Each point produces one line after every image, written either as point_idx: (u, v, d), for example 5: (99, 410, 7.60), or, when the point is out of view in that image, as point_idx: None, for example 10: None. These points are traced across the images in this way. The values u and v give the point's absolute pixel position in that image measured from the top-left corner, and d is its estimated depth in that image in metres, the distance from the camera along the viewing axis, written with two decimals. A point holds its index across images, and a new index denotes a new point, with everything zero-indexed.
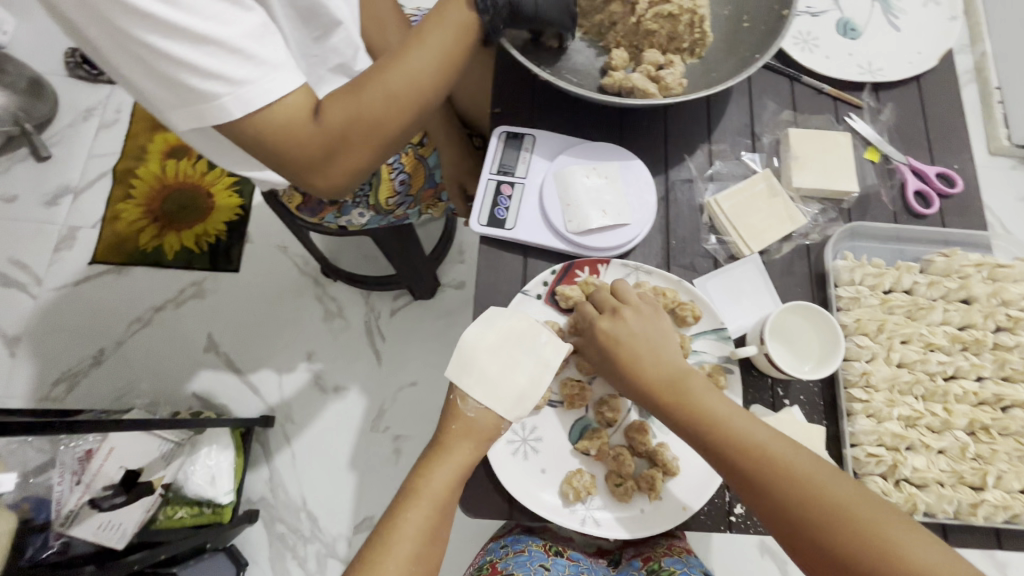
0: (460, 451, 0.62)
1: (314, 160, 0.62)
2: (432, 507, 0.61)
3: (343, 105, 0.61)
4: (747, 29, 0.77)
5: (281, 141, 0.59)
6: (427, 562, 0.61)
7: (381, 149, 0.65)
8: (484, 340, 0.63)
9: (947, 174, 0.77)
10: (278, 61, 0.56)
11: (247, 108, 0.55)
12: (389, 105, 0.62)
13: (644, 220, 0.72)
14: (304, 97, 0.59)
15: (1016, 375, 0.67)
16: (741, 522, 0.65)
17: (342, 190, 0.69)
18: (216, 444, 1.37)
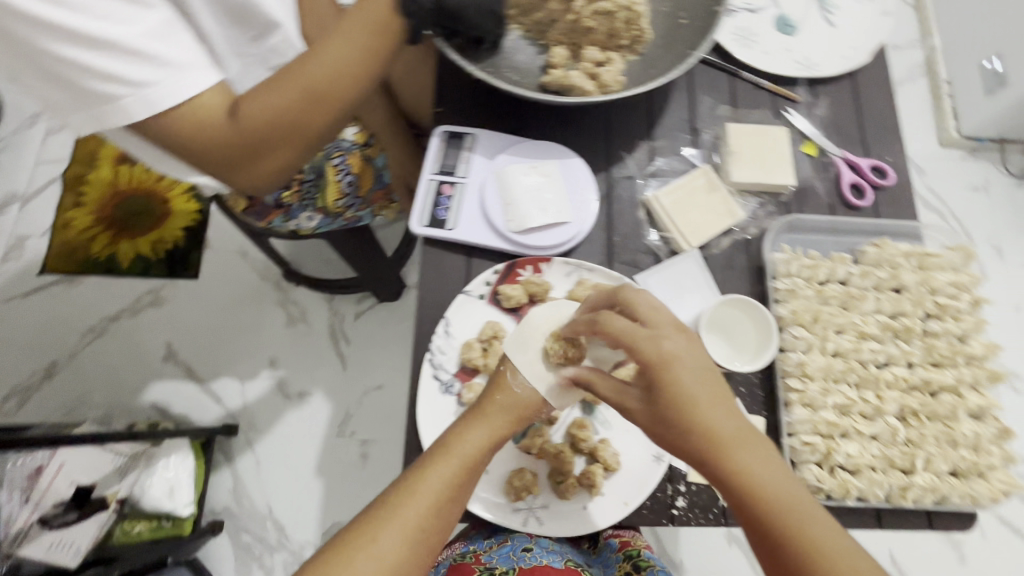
0: (497, 417, 0.59)
1: (232, 158, 0.63)
2: (459, 468, 0.57)
3: (261, 103, 0.61)
4: (684, 26, 0.78)
5: (194, 138, 0.61)
6: (439, 527, 0.56)
7: (304, 146, 0.67)
8: (552, 320, 0.63)
9: (880, 167, 0.79)
10: (184, 61, 0.58)
11: (150, 109, 0.57)
12: (309, 104, 0.63)
13: (584, 217, 0.72)
14: (217, 96, 0.61)
15: (945, 361, 0.69)
16: (683, 515, 0.65)
17: (273, 185, 0.71)
18: (175, 455, 1.32)
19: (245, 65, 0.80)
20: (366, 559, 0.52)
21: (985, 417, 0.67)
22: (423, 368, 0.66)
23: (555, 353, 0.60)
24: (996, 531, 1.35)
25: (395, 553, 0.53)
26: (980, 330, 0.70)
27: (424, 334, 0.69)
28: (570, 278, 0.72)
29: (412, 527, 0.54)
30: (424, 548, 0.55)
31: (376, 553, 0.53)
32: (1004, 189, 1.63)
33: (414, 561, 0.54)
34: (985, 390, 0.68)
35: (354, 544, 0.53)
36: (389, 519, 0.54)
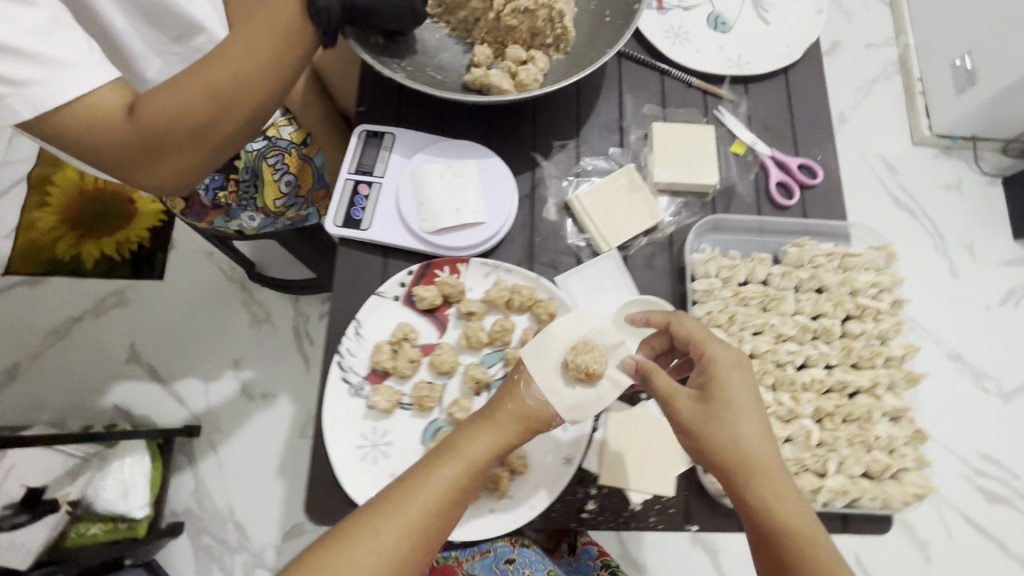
0: (505, 421, 0.57)
1: (130, 157, 0.63)
2: (464, 470, 0.55)
3: (157, 103, 0.61)
4: (609, 23, 0.77)
5: (90, 136, 0.61)
6: (439, 528, 0.54)
7: (208, 148, 0.66)
8: (573, 333, 0.59)
9: (808, 166, 0.78)
10: (71, 58, 0.58)
11: (36, 108, 0.57)
12: (208, 104, 0.63)
13: (501, 217, 0.71)
14: (112, 95, 0.61)
15: (864, 363, 0.68)
16: (592, 519, 0.65)
17: (181, 189, 0.70)
18: (131, 456, 1.25)
19: (167, 63, 0.80)
20: (365, 554, 0.51)
21: (901, 419, 0.67)
22: (332, 370, 0.66)
23: (576, 367, 0.56)
24: (960, 529, 1.34)
25: (395, 549, 0.52)
26: (899, 331, 0.70)
27: (336, 338, 0.68)
28: (488, 279, 0.71)
29: (413, 525, 0.53)
30: (424, 548, 0.53)
31: (375, 549, 0.51)
32: (975, 187, 1.56)
33: (414, 560, 0.53)
34: (902, 392, 0.68)
35: (353, 537, 0.52)
36: (389, 514, 0.53)
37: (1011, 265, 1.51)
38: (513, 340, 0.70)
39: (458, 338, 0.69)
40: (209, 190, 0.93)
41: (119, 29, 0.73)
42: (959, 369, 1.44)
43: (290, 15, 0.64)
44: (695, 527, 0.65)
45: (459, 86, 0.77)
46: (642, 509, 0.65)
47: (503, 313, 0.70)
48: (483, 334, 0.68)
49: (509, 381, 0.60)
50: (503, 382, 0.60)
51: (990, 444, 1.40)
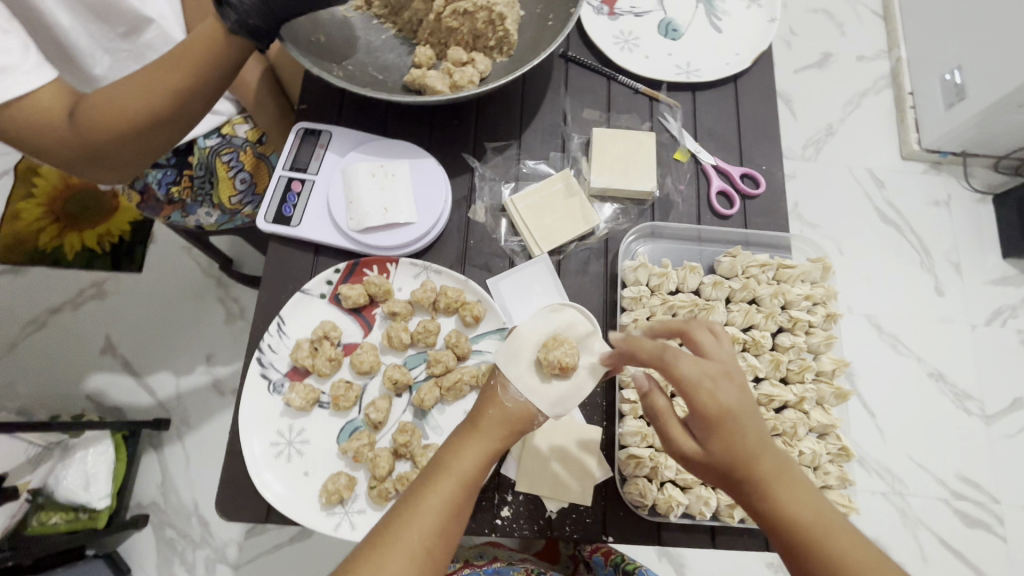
0: (492, 428, 0.53)
1: (71, 156, 0.67)
2: (457, 486, 0.51)
3: (94, 115, 0.64)
4: (551, 27, 0.76)
5: (30, 132, 0.64)
6: (443, 549, 0.50)
7: (145, 152, 0.71)
8: (543, 330, 0.55)
9: (752, 175, 0.77)
10: (6, 63, 0.60)
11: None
12: (146, 122, 0.66)
13: (432, 218, 0.71)
14: (55, 99, 0.64)
15: (792, 376, 0.68)
16: (507, 526, 0.64)
17: (130, 177, 0.76)
18: (94, 446, 1.25)
19: (116, 60, 0.81)
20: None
21: (827, 435, 0.66)
22: (251, 366, 0.65)
23: (547, 364, 0.52)
24: (934, 551, 1.31)
25: None
26: (831, 345, 0.69)
27: (259, 334, 0.68)
28: (418, 279, 0.70)
29: (416, 550, 0.49)
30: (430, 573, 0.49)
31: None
32: (966, 205, 1.53)
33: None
34: (830, 408, 0.68)
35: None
36: (392, 544, 0.49)
37: (998, 283, 1.48)
38: (438, 341, 0.69)
39: (382, 338, 0.69)
40: (163, 185, 0.94)
41: (64, 27, 0.75)
42: (941, 389, 1.41)
43: (229, 39, 0.64)
44: (612, 538, 0.64)
45: (400, 87, 0.77)
46: (558, 517, 0.64)
47: (430, 314, 0.70)
48: (405, 334, 0.68)
49: (487, 385, 0.56)
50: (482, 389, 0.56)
51: (970, 466, 1.36)
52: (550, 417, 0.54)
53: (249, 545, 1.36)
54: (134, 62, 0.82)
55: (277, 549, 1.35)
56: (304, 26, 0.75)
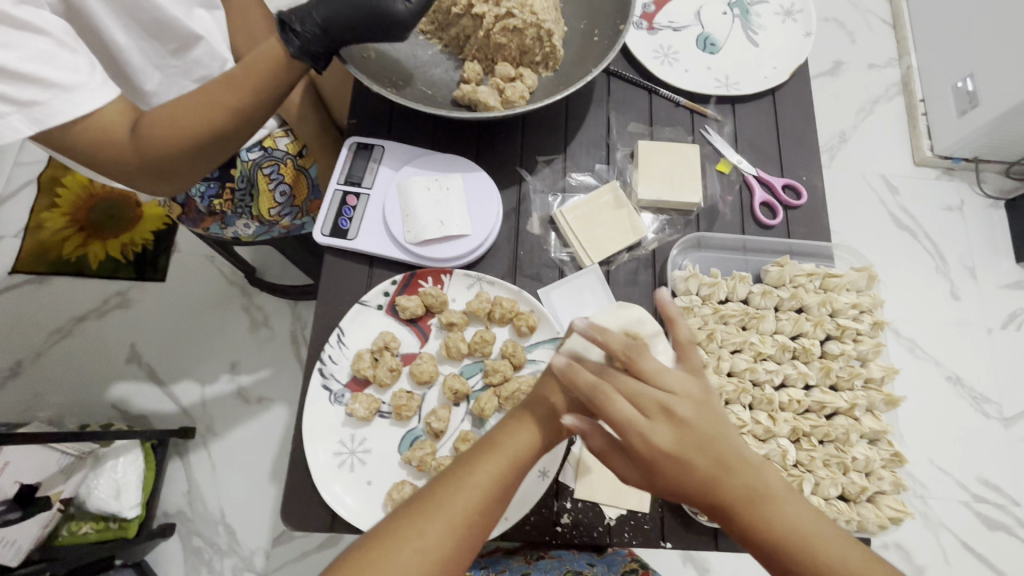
0: (546, 412, 0.55)
1: (129, 170, 0.67)
2: (508, 464, 0.52)
3: (159, 132, 0.65)
4: (596, 42, 0.78)
5: (91, 146, 0.64)
6: (484, 525, 0.50)
7: (200, 165, 0.72)
8: (608, 322, 0.57)
9: (794, 186, 0.78)
10: (74, 82, 0.61)
11: (39, 127, 0.60)
12: (205, 139, 0.67)
13: (484, 230, 0.72)
14: (119, 116, 0.64)
15: (842, 383, 0.70)
16: (567, 533, 0.65)
17: (174, 191, 0.76)
18: (123, 457, 1.25)
19: (166, 76, 0.82)
20: (410, 552, 0.47)
21: (879, 442, 0.68)
22: (313, 376, 0.67)
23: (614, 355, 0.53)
24: (957, 553, 1.32)
25: (441, 547, 0.47)
26: (879, 353, 0.71)
27: (318, 345, 0.69)
28: (471, 290, 0.72)
29: (460, 521, 0.49)
30: (469, 547, 0.49)
31: (421, 547, 0.47)
32: (979, 210, 1.55)
33: (458, 564, 0.49)
34: (880, 413, 0.70)
35: (395, 539, 0.47)
36: (435, 512, 0.49)
37: (1012, 287, 1.50)
38: (493, 351, 0.71)
39: (438, 348, 0.71)
40: (205, 198, 0.95)
41: (120, 45, 0.75)
42: (960, 393, 1.42)
43: (291, 62, 0.66)
44: (669, 544, 0.65)
45: (448, 101, 0.79)
46: (617, 524, 0.65)
47: (484, 324, 0.72)
48: (463, 344, 0.69)
49: (547, 376, 0.58)
50: (541, 379, 0.58)
51: (989, 469, 1.37)
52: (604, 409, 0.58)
53: (276, 553, 1.35)
54: (182, 77, 0.83)
55: (304, 558, 1.34)
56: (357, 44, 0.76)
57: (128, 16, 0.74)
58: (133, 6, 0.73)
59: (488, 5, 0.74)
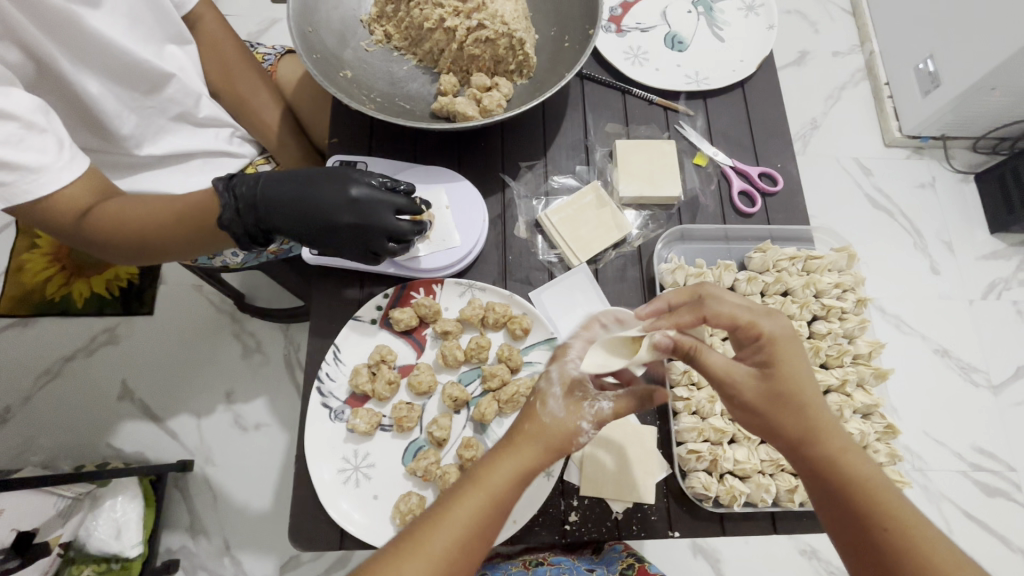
0: (528, 443, 0.53)
1: (70, 241, 0.63)
2: (489, 499, 0.50)
3: (111, 225, 0.61)
4: (568, 48, 0.80)
5: (45, 220, 0.60)
6: (464, 566, 0.48)
7: (128, 259, 0.66)
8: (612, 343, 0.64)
9: (769, 174, 0.81)
10: (41, 163, 0.57)
11: (10, 204, 0.56)
12: (138, 242, 0.63)
13: (472, 238, 0.73)
14: (78, 195, 0.60)
15: (832, 361, 0.72)
16: (576, 530, 0.65)
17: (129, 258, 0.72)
18: (121, 495, 1.22)
19: (141, 118, 0.78)
20: None
21: (872, 415, 0.70)
22: (312, 397, 0.67)
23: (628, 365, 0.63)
24: (959, 522, 1.34)
25: None
26: (864, 329, 0.74)
27: (315, 364, 0.69)
28: (464, 298, 0.73)
29: (441, 562, 0.47)
30: None
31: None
32: (950, 185, 1.59)
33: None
34: (870, 388, 0.72)
35: None
36: (413, 553, 0.47)
37: (988, 258, 1.55)
38: (490, 356, 0.71)
39: (435, 358, 0.71)
40: None
41: (93, 94, 0.72)
42: (948, 365, 1.45)
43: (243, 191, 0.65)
44: (677, 533, 0.66)
45: (428, 114, 0.80)
46: (625, 518, 0.66)
47: (478, 330, 0.72)
48: (459, 351, 0.70)
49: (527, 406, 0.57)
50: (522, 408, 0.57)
51: (983, 437, 1.40)
52: (589, 431, 0.55)
53: None
54: (159, 116, 0.80)
55: None
56: (328, 66, 0.77)
57: (99, 65, 0.73)
58: (106, 52, 0.71)
59: (460, 18, 0.76)
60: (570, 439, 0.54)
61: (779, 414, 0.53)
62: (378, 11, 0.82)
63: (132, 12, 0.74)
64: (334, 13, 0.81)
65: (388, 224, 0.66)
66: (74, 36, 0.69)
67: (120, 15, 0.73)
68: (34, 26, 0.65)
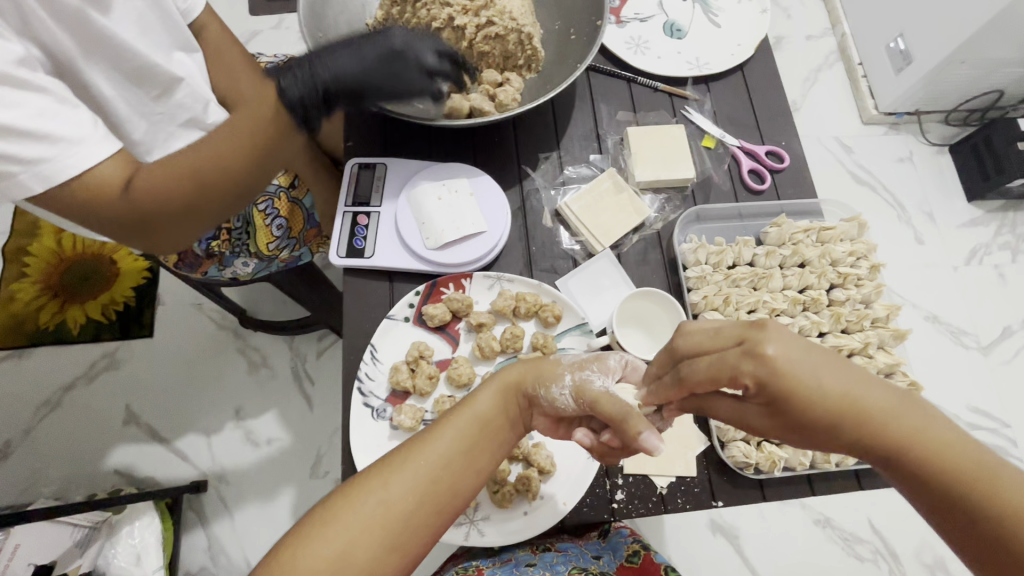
0: (512, 370, 0.58)
1: (121, 231, 0.62)
2: (475, 418, 0.54)
3: (162, 182, 0.61)
4: (575, 40, 0.82)
5: (88, 208, 0.59)
6: (450, 483, 0.51)
7: (191, 223, 0.66)
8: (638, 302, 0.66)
9: (776, 152, 0.83)
10: (77, 135, 0.58)
11: (48, 184, 0.56)
12: (193, 191, 0.63)
13: (499, 228, 0.75)
14: (113, 171, 0.59)
15: (853, 326, 0.76)
16: (624, 508, 0.67)
17: (170, 251, 0.70)
18: (139, 521, 1.14)
19: (152, 124, 0.78)
20: (374, 502, 0.49)
21: (895, 373, 0.74)
22: (353, 396, 0.67)
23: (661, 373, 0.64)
24: None
25: (405, 500, 0.49)
26: (880, 294, 0.78)
27: (352, 365, 0.70)
28: (493, 290, 0.74)
29: (424, 475, 0.51)
30: (434, 508, 0.50)
31: (385, 499, 0.49)
32: (927, 158, 1.65)
33: (420, 523, 0.50)
34: (891, 348, 0.76)
35: (360, 488, 0.49)
36: (397, 468, 0.51)
37: (968, 226, 1.61)
38: (524, 345, 0.72)
39: (471, 350, 0.73)
40: (202, 241, 0.92)
41: (107, 95, 0.72)
42: (940, 330, 1.51)
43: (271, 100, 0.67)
44: (721, 502, 0.68)
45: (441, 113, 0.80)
46: (669, 492, 0.67)
47: (511, 320, 0.74)
48: (495, 342, 0.71)
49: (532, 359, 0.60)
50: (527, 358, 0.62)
51: (976, 397, 1.45)
52: (570, 381, 0.56)
53: None
54: (170, 123, 0.79)
55: None
56: None
57: (111, 66, 0.71)
58: (117, 57, 0.70)
59: (467, 16, 0.77)
60: (542, 382, 0.55)
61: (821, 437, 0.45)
62: (383, 14, 0.82)
63: (142, 19, 0.72)
64: (341, 18, 0.81)
65: (423, 57, 0.70)
66: (91, 36, 0.67)
67: (130, 21, 0.70)
68: (58, 29, 0.64)
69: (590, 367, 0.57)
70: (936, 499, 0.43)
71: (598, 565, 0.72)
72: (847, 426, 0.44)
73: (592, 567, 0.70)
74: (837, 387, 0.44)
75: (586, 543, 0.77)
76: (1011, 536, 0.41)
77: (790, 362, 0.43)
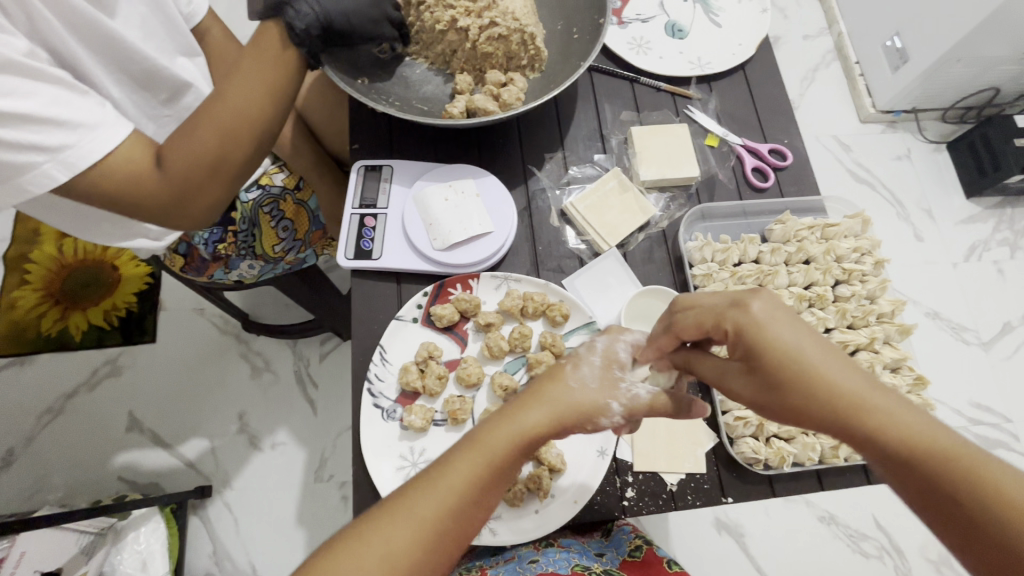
0: (537, 412, 0.52)
1: (167, 205, 0.65)
2: (483, 463, 0.50)
3: (191, 143, 0.64)
4: (578, 39, 0.82)
5: (127, 192, 0.62)
6: (455, 527, 0.49)
7: (225, 179, 0.68)
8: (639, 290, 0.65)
9: (778, 149, 0.84)
10: (93, 120, 0.59)
11: (73, 171, 0.58)
12: (220, 143, 0.65)
13: (506, 227, 0.75)
14: (137, 150, 0.62)
15: (858, 322, 0.77)
16: (634, 506, 0.67)
17: (209, 220, 0.73)
18: (145, 526, 1.14)
19: (159, 126, 0.78)
20: (376, 557, 0.46)
21: (901, 368, 0.75)
22: (363, 398, 0.67)
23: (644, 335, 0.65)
24: None
25: (409, 552, 0.47)
26: (885, 289, 0.79)
27: (361, 366, 0.70)
28: (500, 290, 0.74)
29: (428, 524, 0.48)
30: (439, 551, 0.48)
31: (389, 552, 0.46)
32: (925, 156, 1.66)
33: (428, 567, 0.48)
34: (896, 343, 0.77)
35: (362, 540, 0.47)
36: (398, 519, 0.48)
37: (967, 222, 1.62)
38: (533, 345, 0.73)
39: (480, 350, 0.73)
40: (209, 244, 0.93)
41: (114, 97, 0.72)
42: (940, 326, 1.51)
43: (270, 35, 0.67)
44: (731, 498, 0.68)
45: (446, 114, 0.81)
46: (679, 488, 0.67)
47: (518, 320, 0.74)
48: (503, 342, 0.71)
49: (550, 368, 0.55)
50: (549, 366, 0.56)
51: (978, 393, 1.46)
52: (617, 409, 0.53)
53: None
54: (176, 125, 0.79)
55: None
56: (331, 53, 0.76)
57: (118, 69, 0.71)
58: (124, 59, 0.70)
59: (471, 17, 0.77)
60: (591, 418, 0.52)
61: (798, 401, 0.46)
62: None
63: (144, 22, 0.72)
64: None
65: (390, 13, 0.76)
66: (99, 40, 0.67)
67: (132, 26, 0.71)
68: (65, 31, 0.64)
69: (623, 380, 0.54)
70: (916, 480, 0.43)
71: (601, 563, 0.70)
72: (824, 393, 0.45)
73: (595, 565, 0.68)
74: (814, 354, 0.46)
75: (589, 540, 0.76)
76: (992, 517, 0.39)
77: (768, 319, 0.48)
